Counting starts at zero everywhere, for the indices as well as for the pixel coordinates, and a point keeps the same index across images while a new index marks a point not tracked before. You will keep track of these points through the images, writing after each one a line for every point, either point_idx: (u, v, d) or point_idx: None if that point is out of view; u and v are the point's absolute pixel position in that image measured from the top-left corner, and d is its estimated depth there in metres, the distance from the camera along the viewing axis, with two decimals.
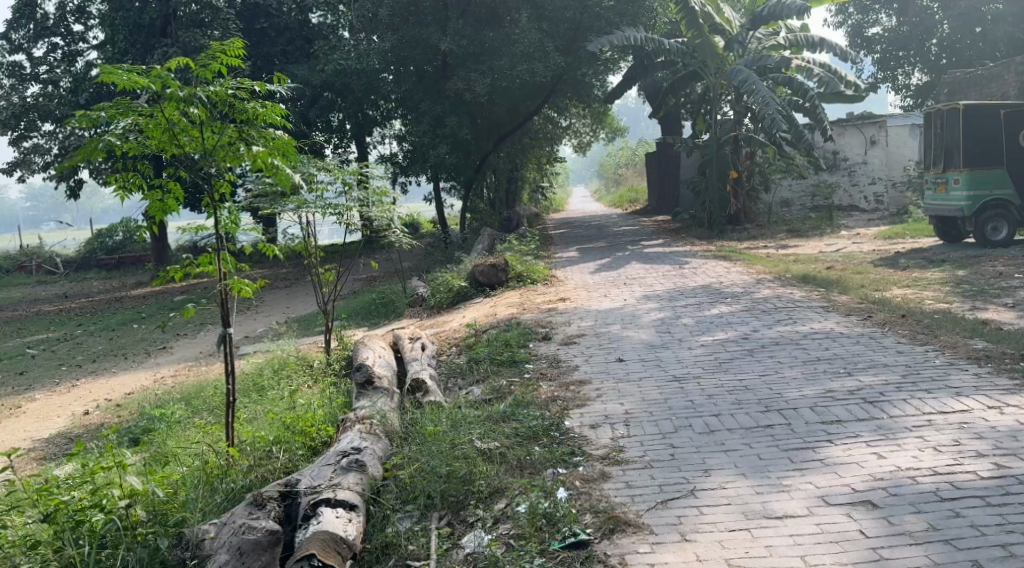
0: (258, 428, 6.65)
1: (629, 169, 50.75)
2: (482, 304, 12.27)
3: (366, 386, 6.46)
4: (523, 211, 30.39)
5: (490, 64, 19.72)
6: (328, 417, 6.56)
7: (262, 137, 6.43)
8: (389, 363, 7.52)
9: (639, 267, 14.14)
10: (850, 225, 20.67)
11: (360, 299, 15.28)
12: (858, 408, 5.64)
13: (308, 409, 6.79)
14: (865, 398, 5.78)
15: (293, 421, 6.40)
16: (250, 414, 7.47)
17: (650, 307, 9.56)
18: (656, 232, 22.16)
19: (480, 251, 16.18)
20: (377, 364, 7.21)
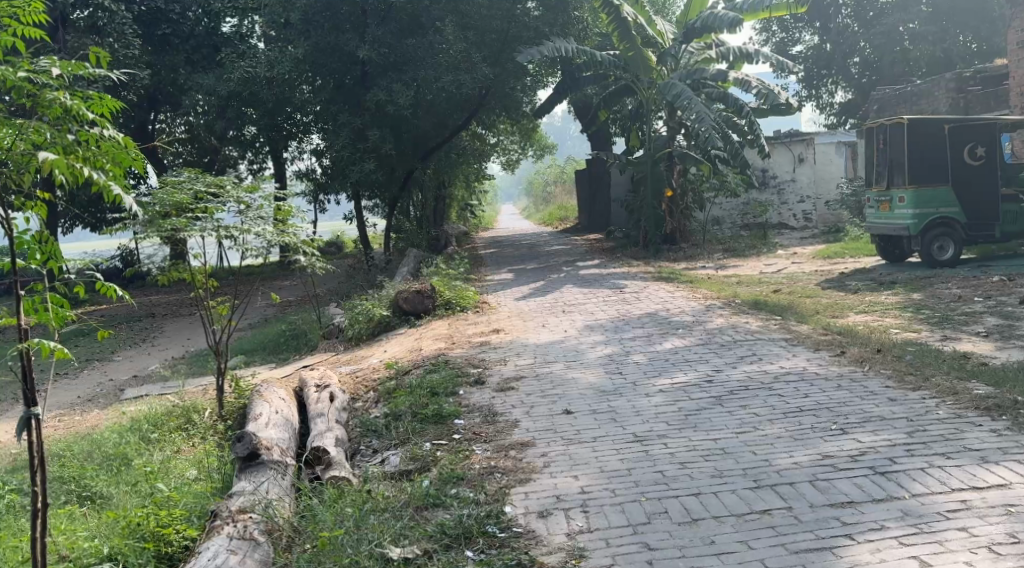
0: (93, 532, 5.31)
1: (558, 186, 50.03)
2: (404, 336, 11.12)
3: (248, 464, 5.35)
4: (451, 229, 29.23)
5: (415, 75, 18.77)
6: (192, 514, 5.21)
7: (73, 135, 4.57)
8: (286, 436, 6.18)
9: (575, 291, 13.11)
10: (787, 243, 20.10)
11: (270, 329, 13.95)
12: (869, 483, 4.69)
13: (168, 500, 5.39)
14: (874, 468, 4.84)
15: (140, 523, 5.09)
16: (102, 498, 6.08)
17: (595, 340, 8.52)
18: (590, 252, 21.29)
19: (403, 275, 14.98)
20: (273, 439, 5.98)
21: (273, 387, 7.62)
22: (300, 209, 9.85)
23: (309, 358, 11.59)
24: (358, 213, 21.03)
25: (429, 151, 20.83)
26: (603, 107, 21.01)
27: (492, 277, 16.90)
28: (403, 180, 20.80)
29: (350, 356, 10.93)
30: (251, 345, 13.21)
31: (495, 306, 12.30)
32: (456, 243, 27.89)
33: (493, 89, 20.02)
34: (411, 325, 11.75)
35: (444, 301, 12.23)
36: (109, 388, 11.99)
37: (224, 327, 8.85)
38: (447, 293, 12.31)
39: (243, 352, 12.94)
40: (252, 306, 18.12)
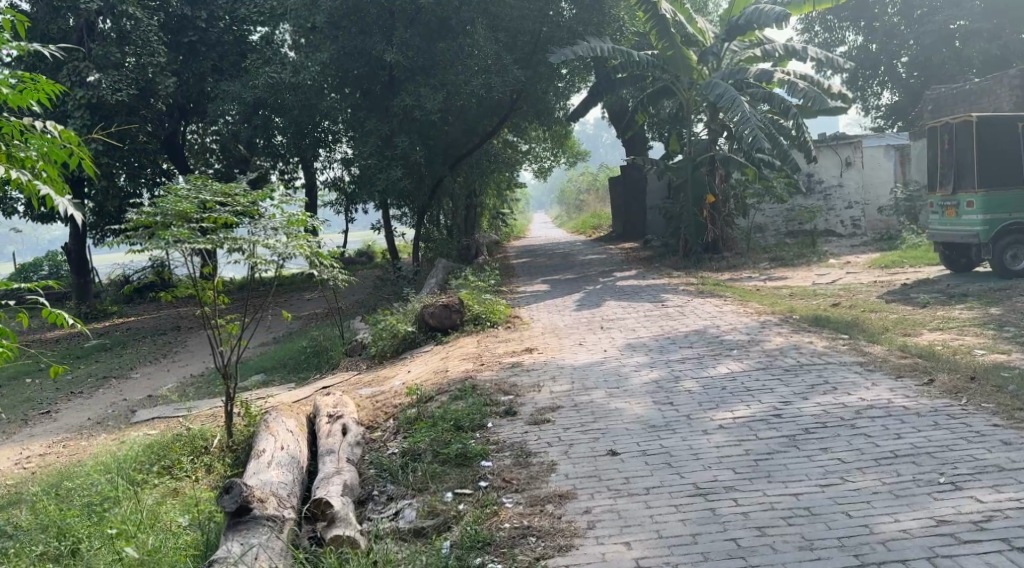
0: None
1: (593, 194, 48.97)
2: (430, 354, 10.32)
3: (237, 530, 4.56)
4: (482, 238, 28.41)
5: (442, 78, 17.99)
6: None
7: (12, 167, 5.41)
8: (287, 481, 5.35)
9: (615, 305, 12.23)
10: (836, 251, 19.05)
11: (290, 347, 13.24)
12: (1002, 563, 3.91)
13: None
14: (1007, 541, 4.05)
15: None
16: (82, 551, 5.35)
17: (639, 362, 7.68)
18: (627, 261, 20.41)
19: (430, 288, 14.21)
20: (266, 485, 5.16)
21: (280, 416, 6.86)
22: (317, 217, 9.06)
23: (329, 377, 10.83)
24: (386, 222, 20.30)
25: (459, 158, 20.00)
26: (641, 110, 20.08)
27: (524, 288, 16.10)
28: (433, 189, 20.06)
29: (372, 377, 10.15)
30: (270, 363, 12.49)
31: (528, 321, 11.47)
32: (487, 253, 27.10)
33: (525, 92, 19.24)
34: (438, 341, 10.95)
35: (472, 315, 11.41)
36: (119, 408, 11.33)
37: (229, 348, 8.06)
38: (476, 307, 11.49)
39: (260, 371, 12.22)
40: (275, 323, 17.52)
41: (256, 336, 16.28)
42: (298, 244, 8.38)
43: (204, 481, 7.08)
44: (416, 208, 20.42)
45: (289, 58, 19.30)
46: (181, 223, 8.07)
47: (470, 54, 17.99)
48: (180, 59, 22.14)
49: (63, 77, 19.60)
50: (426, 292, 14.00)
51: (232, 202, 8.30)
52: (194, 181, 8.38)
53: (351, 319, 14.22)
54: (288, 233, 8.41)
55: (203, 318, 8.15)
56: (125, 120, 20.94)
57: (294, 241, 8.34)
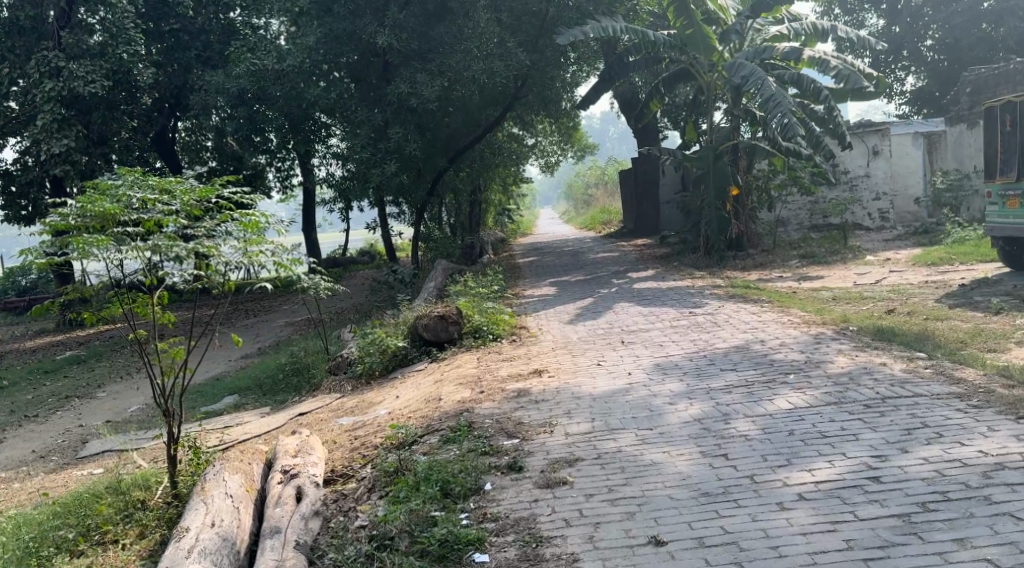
0: None
1: (602, 189, 47.33)
2: (423, 373, 8.92)
3: None
4: (487, 236, 26.91)
5: (439, 62, 16.54)
6: None
7: None
8: None
9: (633, 311, 10.79)
10: (869, 245, 17.59)
11: (271, 363, 11.86)
12: None
13: None
14: None
15: None
16: None
17: (673, 389, 6.30)
18: (642, 260, 19.03)
19: (427, 296, 12.81)
20: None
21: (223, 471, 5.57)
22: (279, 219, 7.82)
23: (307, 401, 9.46)
24: (382, 222, 18.90)
25: (460, 152, 18.57)
26: (656, 96, 18.67)
27: (531, 291, 14.71)
28: (432, 184, 18.64)
29: (356, 402, 8.80)
30: (244, 382, 11.09)
31: (533, 332, 10.05)
32: (492, 252, 25.62)
33: (529, 80, 17.78)
34: (430, 358, 9.54)
35: (469, 324, 9.99)
36: (70, 440, 9.96)
37: (171, 381, 6.77)
38: (474, 316, 10.07)
39: (233, 392, 10.82)
40: (260, 338, 16.32)
41: (238, 349, 15.00)
42: (253, 251, 7.18)
43: (131, 551, 5.82)
44: (415, 207, 19.02)
45: (276, 45, 17.93)
46: (110, 228, 6.91)
47: (470, 38, 16.59)
48: (160, 50, 20.67)
49: (33, 68, 18.24)
50: (422, 300, 12.58)
51: (175, 202, 7.11)
52: (127, 177, 7.20)
53: (342, 331, 12.85)
54: (240, 238, 7.22)
55: (140, 344, 6.91)
56: (104, 115, 19.54)
57: (245, 245, 7.16)
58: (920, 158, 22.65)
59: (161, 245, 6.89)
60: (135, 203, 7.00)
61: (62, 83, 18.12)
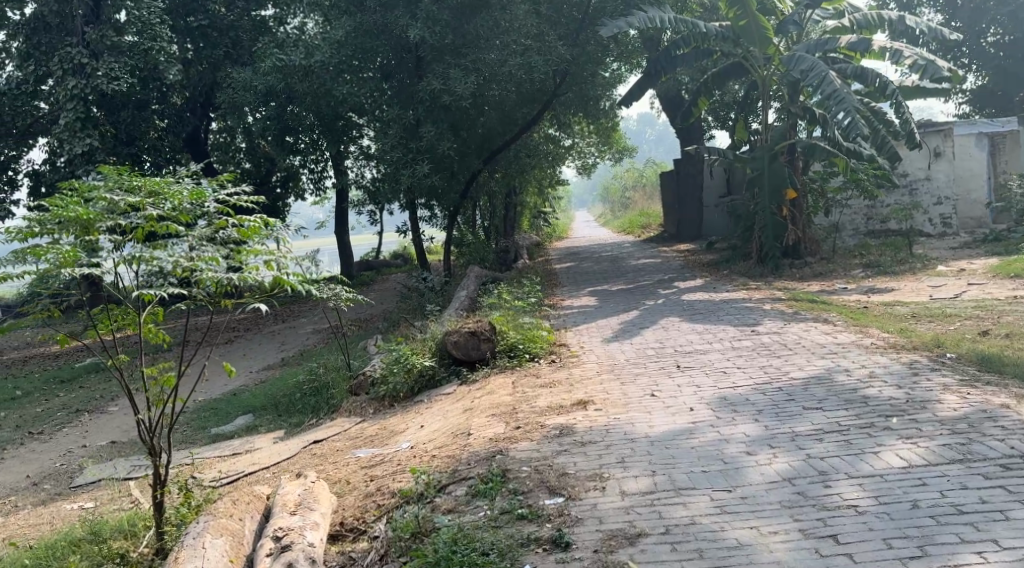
0: None
1: (640, 192, 45.98)
2: (453, 397, 7.95)
3: None
4: (522, 240, 25.85)
5: (474, 58, 15.52)
6: None
7: None
8: None
9: (684, 327, 9.73)
10: (935, 254, 16.43)
11: (288, 378, 10.93)
12: None
13: None
14: None
15: None
16: None
17: (749, 432, 5.32)
18: (688, 267, 17.95)
19: (457, 308, 11.85)
20: None
21: (205, 534, 4.88)
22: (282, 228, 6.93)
23: (323, 425, 8.45)
24: (413, 225, 17.80)
25: (496, 153, 17.58)
26: (703, 94, 17.54)
27: (571, 301, 13.73)
28: (465, 187, 17.63)
29: (375, 429, 7.77)
30: (258, 398, 10.14)
31: (574, 350, 8.99)
32: (527, 257, 24.56)
33: (569, 75, 16.75)
34: (460, 379, 8.53)
35: (503, 340, 8.95)
36: (69, 463, 9.06)
37: (159, 413, 5.82)
38: (509, 332, 9.02)
39: (246, 410, 9.94)
40: (284, 347, 15.50)
41: (261, 360, 14.18)
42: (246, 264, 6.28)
43: None
44: (447, 211, 18.01)
45: (303, 40, 17.02)
46: (87, 236, 6.13)
47: (506, 31, 15.62)
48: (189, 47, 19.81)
49: (55, 65, 17.47)
50: (452, 311, 11.56)
51: (164, 207, 6.34)
52: (110, 177, 6.41)
53: (370, 344, 11.87)
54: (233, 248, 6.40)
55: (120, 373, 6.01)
56: (131, 115, 18.80)
57: (237, 259, 6.34)
58: (984, 160, 21.36)
59: (144, 254, 6.17)
60: (117, 207, 6.21)
61: (86, 81, 17.35)
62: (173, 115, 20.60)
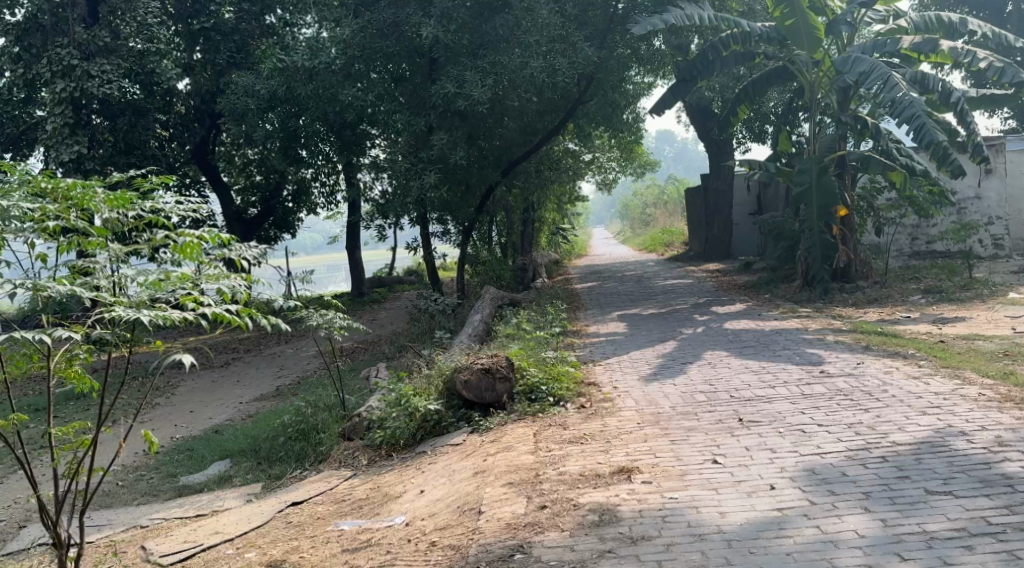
0: None
1: (661, 209, 44.44)
2: (462, 450, 6.52)
3: None
4: (540, 258, 24.44)
5: (492, 60, 14.17)
6: None
7: None
8: None
9: (735, 365, 8.36)
10: (996, 281, 15.04)
11: (274, 415, 9.49)
12: None
13: None
14: None
15: None
16: None
17: (865, 535, 4.06)
18: (724, 290, 16.48)
19: (468, 338, 10.45)
20: None
21: None
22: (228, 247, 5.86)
23: (307, 479, 7.03)
24: (425, 241, 16.33)
25: (515, 164, 16.21)
26: (741, 101, 16.12)
27: (598, 328, 12.34)
28: (481, 201, 16.28)
29: (366, 490, 6.31)
30: (238, 437, 8.71)
31: (604, 391, 7.59)
32: (546, 275, 23.16)
33: (595, 81, 15.44)
34: (471, 425, 7.14)
35: (520, 378, 7.53)
36: (10, 519, 7.61)
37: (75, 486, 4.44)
38: (529, 369, 7.61)
39: (217, 452, 8.45)
40: (284, 371, 14.28)
41: (253, 389, 12.78)
42: (165, 292, 5.31)
43: None
44: (463, 227, 16.61)
45: (305, 38, 15.69)
46: None
47: (528, 31, 14.29)
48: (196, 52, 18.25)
49: (43, 66, 16.02)
50: (461, 344, 10.10)
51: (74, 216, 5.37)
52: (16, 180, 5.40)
53: (371, 377, 10.43)
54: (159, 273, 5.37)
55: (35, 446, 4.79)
56: (130, 121, 17.28)
57: (160, 286, 5.31)
58: None
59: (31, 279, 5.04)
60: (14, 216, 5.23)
61: (74, 82, 15.88)
62: (178, 124, 19.27)
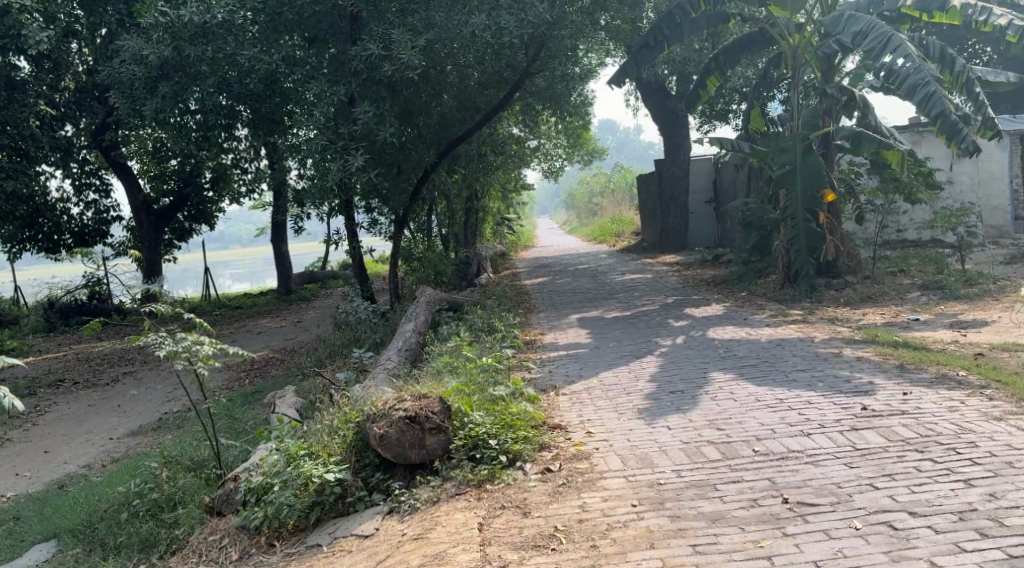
0: None
1: (609, 199, 42.39)
2: (382, 554, 4.55)
3: None
4: (484, 251, 22.29)
5: (423, 16, 12.12)
6: None
7: None
8: None
9: (744, 398, 6.39)
10: (997, 274, 13.40)
11: (136, 467, 7.31)
12: None
13: None
14: None
15: None
16: None
17: None
18: (692, 287, 14.64)
19: (392, 364, 8.32)
20: None
21: None
22: None
23: None
24: (350, 234, 14.06)
25: (454, 143, 14.11)
26: (712, 70, 14.22)
27: (555, 337, 10.35)
28: (416, 185, 14.21)
29: None
30: (81, 501, 6.55)
31: (575, 441, 5.54)
32: (491, 271, 21.03)
33: (544, 48, 13.49)
34: (389, 502, 5.09)
35: (461, 428, 5.44)
36: None
37: None
38: (472, 415, 5.50)
39: (46, 527, 6.28)
40: (177, 392, 12.05)
41: (135, 419, 10.56)
42: None
43: None
44: (395, 218, 14.46)
45: None
46: None
47: None
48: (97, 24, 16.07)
49: None
50: (383, 373, 7.95)
51: None
52: None
53: (270, 413, 8.22)
54: None
55: None
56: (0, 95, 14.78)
57: None
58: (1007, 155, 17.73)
59: None
60: None
61: None
62: (67, 101, 16.80)
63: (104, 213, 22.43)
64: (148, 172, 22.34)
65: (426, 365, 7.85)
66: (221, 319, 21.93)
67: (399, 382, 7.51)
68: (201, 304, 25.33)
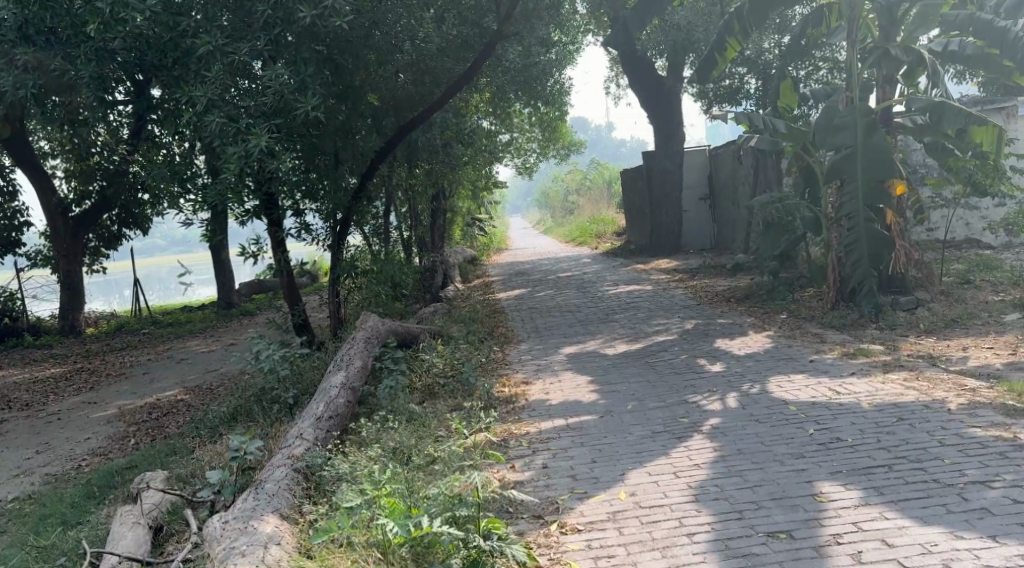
0: None
1: (585, 197, 39.54)
2: None
3: None
4: (451, 257, 19.24)
5: None
6: None
7: None
8: None
9: (917, 561, 3.64)
10: None
11: None
12: None
13: None
14: None
15: None
16: None
17: None
18: (710, 306, 11.66)
19: (300, 464, 5.26)
20: None
21: None
22: None
23: None
24: (275, 242, 10.62)
25: (409, 124, 11.00)
26: (734, 32, 11.32)
27: (544, 390, 7.37)
28: (361, 181, 11.02)
29: None
30: None
31: None
32: (459, 282, 17.88)
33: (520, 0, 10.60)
34: None
35: None
36: None
37: None
38: None
39: None
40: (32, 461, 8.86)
41: None
42: None
43: None
44: (334, 221, 11.11)
45: None
46: None
47: None
48: None
49: None
50: (274, 487, 4.93)
51: None
52: None
53: (101, 545, 5.16)
54: None
55: None
56: None
57: None
58: None
59: None
60: None
61: None
62: None
63: (14, 218, 18.98)
64: (71, 171, 18.80)
65: (350, 479, 4.82)
66: (145, 340, 18.59)
67: (300, 519, 4.55)
68: (128, 319, 21.91)
